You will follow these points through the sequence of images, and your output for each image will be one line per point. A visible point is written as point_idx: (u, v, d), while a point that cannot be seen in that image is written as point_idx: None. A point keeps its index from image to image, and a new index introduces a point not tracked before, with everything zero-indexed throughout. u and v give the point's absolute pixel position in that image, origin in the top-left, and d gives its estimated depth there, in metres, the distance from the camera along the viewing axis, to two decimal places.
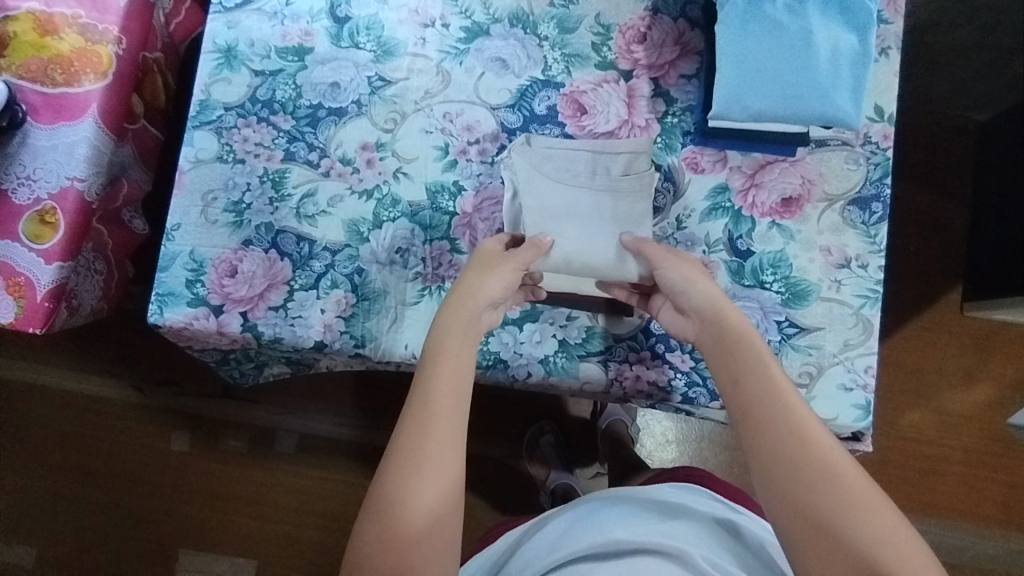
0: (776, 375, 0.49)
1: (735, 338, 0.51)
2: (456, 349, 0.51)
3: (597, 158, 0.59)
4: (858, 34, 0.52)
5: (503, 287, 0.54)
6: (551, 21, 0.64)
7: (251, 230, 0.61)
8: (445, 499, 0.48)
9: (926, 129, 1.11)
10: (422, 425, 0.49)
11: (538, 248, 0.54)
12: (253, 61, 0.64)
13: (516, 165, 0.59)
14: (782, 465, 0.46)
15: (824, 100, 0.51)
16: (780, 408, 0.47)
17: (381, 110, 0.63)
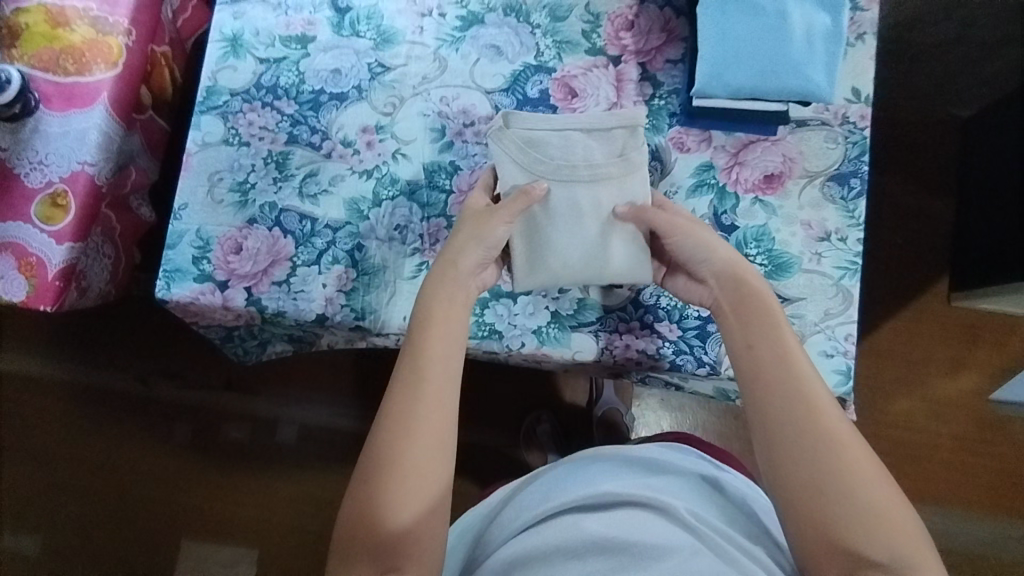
0: (791, 350, 0.50)
1: (753, 313, 0.52)
2: (445, 312, 0.54)
3: (591, 138, 0.56)
4: (831, 14, 0.52)
5: (498, 238, 0.55)
6: (543, 11, 0.66)
7: (256, 209, 0.65)
8: (432, 461, 0.50)
9: (907, 127, 1.18)
10: (412, 390, 0.51)
11: (529, 196, 0.55)
12: (257, 50, 0.67)
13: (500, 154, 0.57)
14: (793, 453, 0.47)
15: (800, 78, 0.51)
16: (792, 382, 0.49)
17: (381, 95, 0.66)
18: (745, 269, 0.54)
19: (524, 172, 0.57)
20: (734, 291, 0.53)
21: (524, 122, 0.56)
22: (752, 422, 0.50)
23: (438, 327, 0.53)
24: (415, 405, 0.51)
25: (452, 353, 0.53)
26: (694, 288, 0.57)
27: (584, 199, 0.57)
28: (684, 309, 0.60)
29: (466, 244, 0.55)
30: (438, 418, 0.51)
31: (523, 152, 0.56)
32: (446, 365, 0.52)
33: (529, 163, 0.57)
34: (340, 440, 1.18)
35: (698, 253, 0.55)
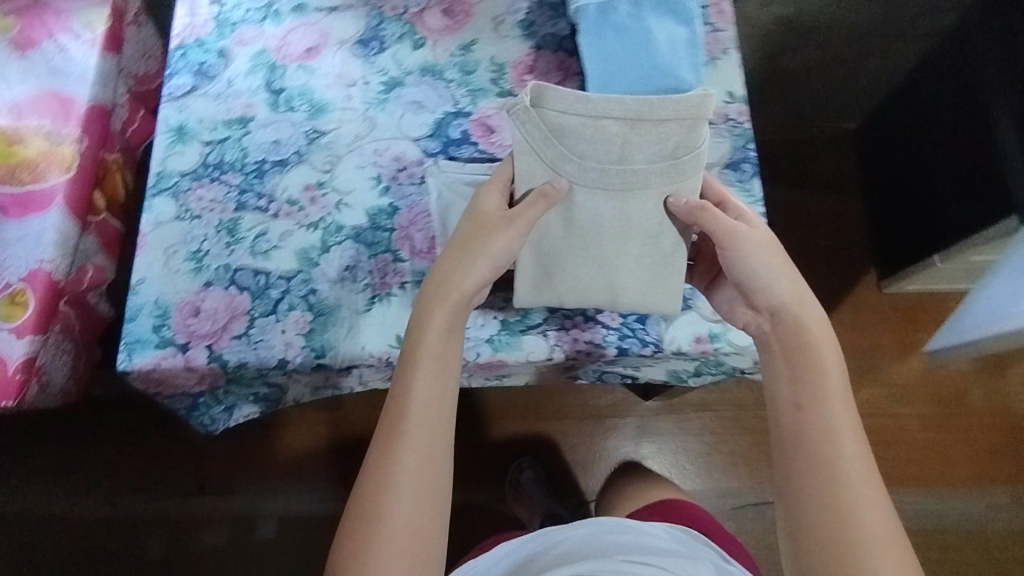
0: (836, 408, 0.54)
1: (808, 368, 0.55)
2: (437, 345, 0.57)
3: (632, 132, 0.56)
4: (686, 24, 0.61)
5: (504, 247, 0.58)
6: (455, 68, 0.76)
7: (211, 273, 0.68)
8: (420, 503, 0.53)
9: (804, 143, 1.32)
10: (396, 428, 0.54)
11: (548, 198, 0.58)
12: (202, 135, 0.74)
13: (528, 143, 0.58)
14: (822, 497, 0.52)
15: (671, 78, 0.59)
16: (832, 444, 0.53)
17: (319, 157, 0.72)
18: (809, 326, 0.56)
19: (552, 162, 0.58)
20: (791, 334, 0.56)
21: (560, 108, 0.56)
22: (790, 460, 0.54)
23: (427, 368, 0.56)
24: (401, 444, 0.54)
25: (444, 400, 0.56)
26: (744, 308, 0.60)
27: (605, 205, 0.59)
28: None
29: (469, 262, 0.58)
30: (429, 465, 0.54)
31: (553, 139, 0.57)
32: (437, 412, 0.55)
33: (557, 152, 0.58)
34: (325, 527, 1.14)
35: (758, 278, 0.57)
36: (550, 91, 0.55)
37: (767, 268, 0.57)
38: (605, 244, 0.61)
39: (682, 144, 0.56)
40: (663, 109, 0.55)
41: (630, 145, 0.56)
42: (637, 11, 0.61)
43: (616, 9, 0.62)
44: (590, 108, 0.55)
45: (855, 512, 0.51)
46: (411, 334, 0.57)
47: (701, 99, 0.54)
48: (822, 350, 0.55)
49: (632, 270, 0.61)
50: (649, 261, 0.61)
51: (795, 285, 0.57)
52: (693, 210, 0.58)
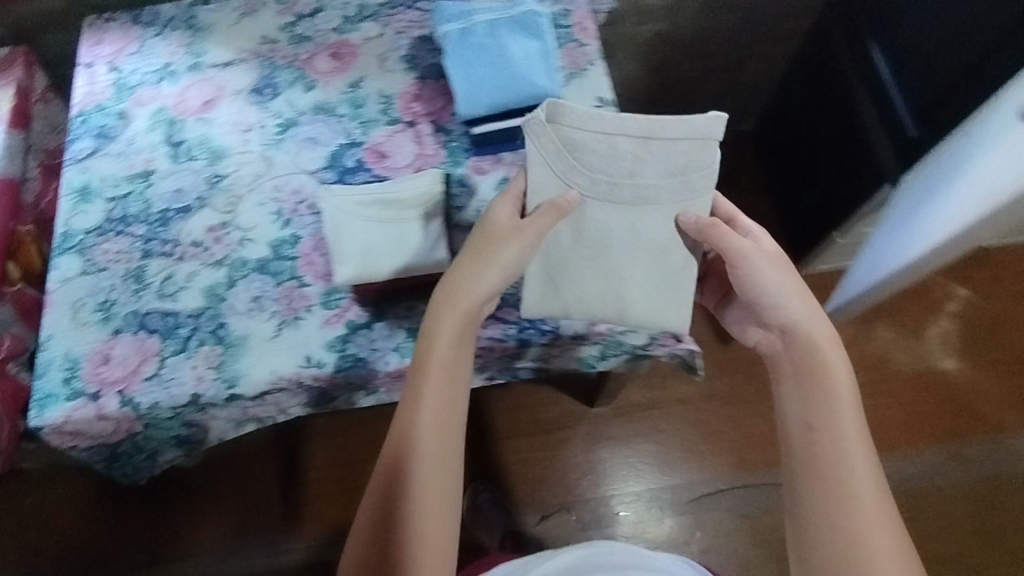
0: (846, 420, 0.58)
1: (820, 382, 0.60)
2: (446, 356, 0.61)
3: (643, 149, 0.62)
4: (539, 37, 0.67)
5: (507, 259, 0.62)
6: (346, 104, 0.80)
7: (119, 321, 0.70)
8: (434, 508, 0.58)
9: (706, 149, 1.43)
10: (406, 438, 0.59)
11: (556, 209, 0.63)
12: (105, 192, 0.77)
13: (542, 158, 0.63)
14: (836, 503, 0.56)
15: (529, 86, 0.66)
16: (842, 465, 0.57)
17: (221, 199, 0.75)
18: (821, 347, 0.61)
19: (565, 177, 0.64)
20: (805, 351, 0.61)
21: (572, 123, 0.62)
22: (804, 471, 0.58)
23: (438, 380, 0.60)
24: (411, 454, 0.59)
25: (455, 410, 0.61)
26: (759, 330, 0.67)
27: (615, 217, 0.64)
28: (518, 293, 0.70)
29: (477, 272, 0.62)
30: (440, 472, 0.59)
31: (565, 153, 0.63)
32: (449, 423, 0.60)
33: (569, 166, 0.63)
34: None
35: (770, 299, 0.63)
36: (563, 108, 0.61)
37: (780, 286, 0.63)
38: (615, 260, 0.65)
39: (690, 162, 0.62)
40: (674, 130, 0.61)
41: (641, 160, 0.62)
42: (493, 31, 0.68)
43: (474, 31, 0.68)
44: (603, 124, 0.61)
45: (864, 527, 0.54)
46: (422, 345, 0.62)
47: (709, 120, 0.61)
48: (835, 375, 0.60)
49: (640, 286, 0.66)
50: (657, 277, 0.66)
51: (805, 306, 0.62)
52: (702, 224, 0.63)
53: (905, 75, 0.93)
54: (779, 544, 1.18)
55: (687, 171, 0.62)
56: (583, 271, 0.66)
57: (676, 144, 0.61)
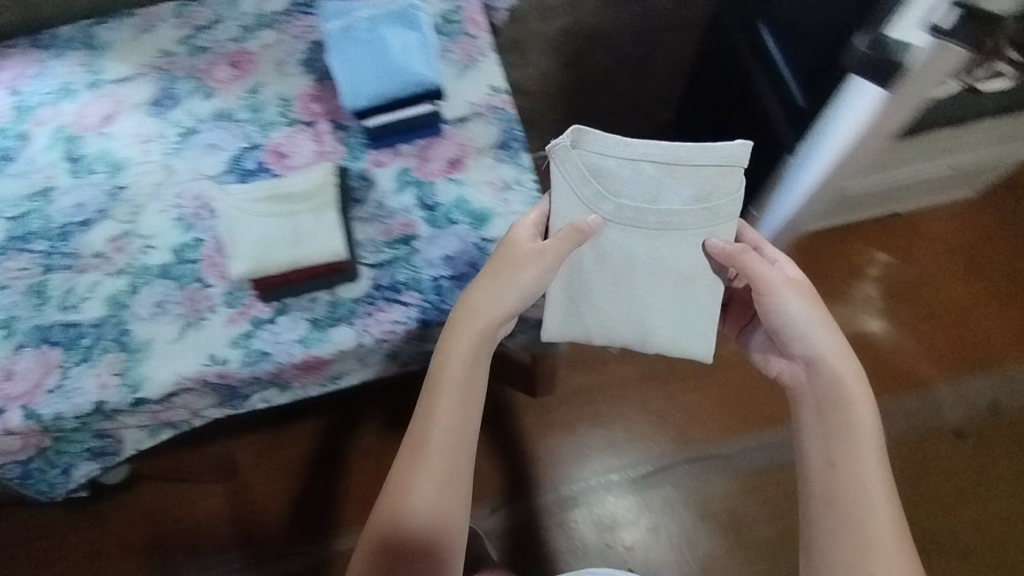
0: (863, 454, 0.65)
1: (840, 413, 0.67)
2: (461, 375, 0.67)
3: (670, 176, 0.70)
4: (416, 30, 0.71)
5: (524, 283, 0.68)
6: (245, 109, 0.82)
7: (21, 336, 0.70)
8: (440, 520, 0.63)
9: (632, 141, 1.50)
10: (418, 454, 0.65)
11: (576, 233, 0.70)
12: (5, 212, 0.77)
13: (568, 181, 0.71)
14: (845, 524, 0.63)
15: (410, 76, 0.68)
16: (864, 499, 0.63)
17: (123, 209, 0.76)
18: (844, 381, 0.68)
19: (591, 203, 0.71)
20: (829, 384, 0.68)
21: (598, 152, 0.70)
22: (818, 495, 0.66)
23: (454, 397, 0.66)
24: (420, 470, 0.64)
25: (466, 427, 0.67)
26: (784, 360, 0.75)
27: (637, 241, 0.73)
28: (418, 276, 0.72)
29: (497, 294, 0.68)
30: (451, 488, 0.64)
31: (592, 179, 0.70)
32: (460, 439, 0.66)
33: (596, 193, 0.71)
34: None
35: (795, 330, 0.71)
36: (591, 138, 0.69)
37: (801, 314, 0.71)
38: (636, 287, 0.75)
39: (709, 189, 0.70)
40: (699, 158, 0.70)
41: (664, 187, 0.70)
42: (372, 25, 0.70)
43: (354, 27, 0.71)
44: (631, 153, 0.69)
45: (870, 546, 0.61)
46: (437, 363, 0.67)
47: (735, 150, 0.69)
48: (856, 409, 0.67)
49: (656, 311, 0.76)
50: (674, 305, 0.75)
51: (831, 341, 0.70)
52: (728, 250, 0.71)
53: (791, 50, 0.98)
54: (720, 514, 1.21)
55: (709, 198, 0.71)
56: (607, 297, 0.76)
57: (703, 171, 0.70)
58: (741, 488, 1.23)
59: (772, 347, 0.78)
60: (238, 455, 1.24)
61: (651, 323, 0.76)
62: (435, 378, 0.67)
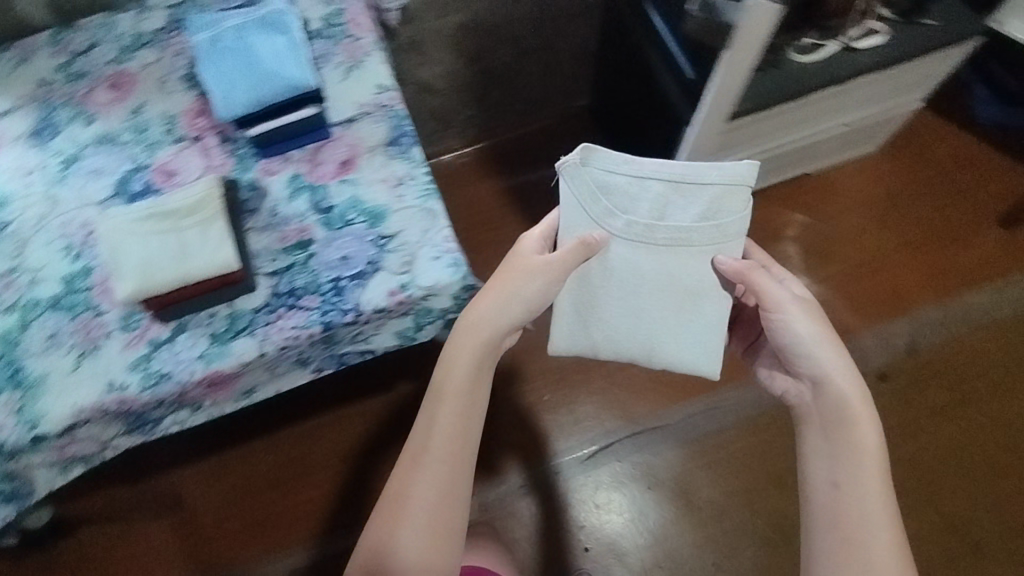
0: (866, 477, 0.68)
1: (844, 435, 0.71)
2: (464, 384, 0.72)
3: (675, 193, 0.80)
4: (283, 34, 0.74)
5: (526, 298, 0.75)
6: (129, 130, 0.80)
7: None
8: (436, 527, 0.67)
9: (553, 130, 1.55)
10: (417, 460, 0.70)
11: (582, 249, 0.78)
12: None
13: (578, 197, 0.81)
14: (847, 544, 0.65)
15: (279, 80, 0.72)
16: (866, 529, 0.65)
17: (7, 245, 0.74)
18: (847, 402, 0.72)
19: (602, 218, 0.81)
20: (835, 407, 0.72)
21: (606, 168, 0.80)
22: (820, 518, 0.68)
23: (454, 405, 0.71)
24: (419, 476, 0.69)
25: (466, 439, 0.71)
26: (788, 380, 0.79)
27: (641, 255, 0.81)
28: (318, 280, 0.71)
29: (502, 306, 0.74)
30: (447, 498, 0.69)
31: (600, 196, 0.80)
32: (458, 451, 0.70)
33: (604, 209, 0.81)
34: None
35: (800, 348, 0.75)
36: (598, 156, 0.80)
37: (807, 335, 0.75)
38: (641, 302, 0.83)
39: (712, 206, 0.80)
40: (702, 176, 0.80)
41: (670, 204, 0.80)
42: (240, 35, 0.74)
43: (223, 38, 0.74)
44: (638, 171, 0.80)
45: (871, 564, 0.63)
46: (442, 373, 0.73)
47: (736, 171, 0.80)
48: (862, 431, 0.70)
49: (659, 324, 0.84)
50: (676, 320, 0.83)
51: (840, 364, 0.74)
52: (735, 268, 0.79)
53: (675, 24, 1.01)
54: (670, 483, 1.24)
55: (714, 215, 0.80)
56: (615, 313, 0.84)
57: (706, 189, 0.80)
58: (687, 454, 1.26)
59: (781, 369, 0.82)
60: (181, 487, 1.21)
61: (652, 337, 0.84)
62: (437, 389, 0.73)
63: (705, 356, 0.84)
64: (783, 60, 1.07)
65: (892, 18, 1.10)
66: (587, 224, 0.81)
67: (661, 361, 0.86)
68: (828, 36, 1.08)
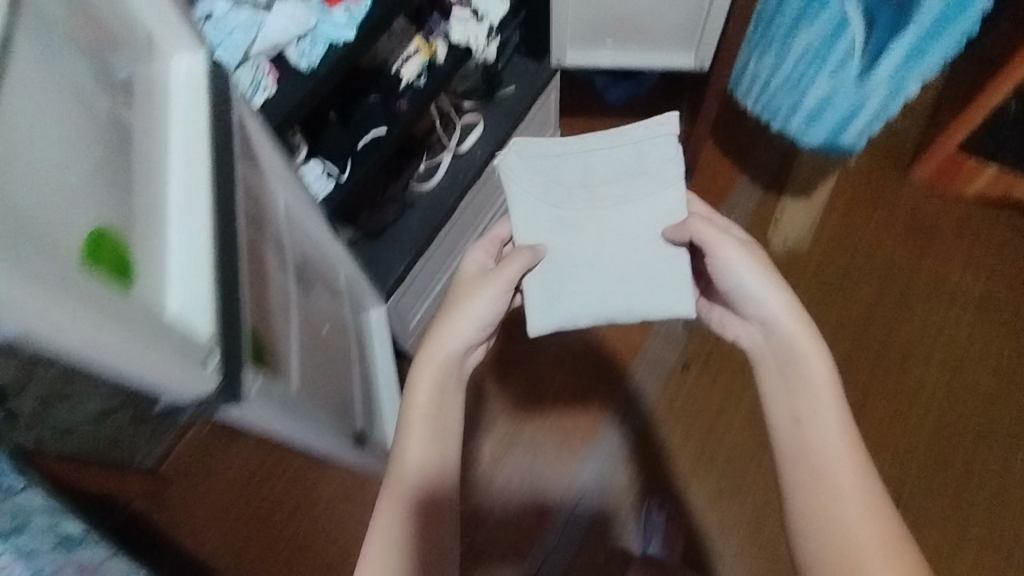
0: (823, 410, 0.64)
1: (794, 368, 0.67)
2: (437, 366, 0.71)
3: (608, 154, 0.82)
4: None
5: (477, 311, 0.73)
6: None
7: None
8: (434, 471, 0.66)
9: None
10: (416, 402, 0.69)
11: (525, 259, 0.76)
12: None
13: (526, 185, 0.82)
14: (814, 474, 0.61)
15: None
16: (829, 459, 0.61)
17: None
18: (793, 344, 0.68)
19: (559, 200, 0.81)
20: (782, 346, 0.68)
21: (535, 148, 0.84)
22: (782, 447, 0.64)
23: (437, 377, 0.71)
24: (419, 424, 0.68)
25: (445, 445, 0.68)
26: (744, 328, 0.75)
27: (586, 226, 0.80)
28: None
29: (462, 304, 0.74)
30: (442, 446, 0.68)
31: (536, 176, 0.82)
32: (434, 460, 0.67)
33: (544, 188, 0.82)
34: None
35: (747, 287, 0.72)
36: (525, 142, 0.84)
37: (748, 276, 0.72)
38: (598, 253, 0.80)
39: (648, 159, 0.81)
40: (629, 135, 0.82)
41: (611, 168, 0.82)
42: None
43: None
44: (568, 147, 0.83)
45: (839, 492, 0.60)
46: (434, 334, 0.73)
47: (652, 127, 0.82)
48: (813, 368, 0.66)
49: (621, 270, 0.79)
50: (636, 265, 0.79)
51: (783, 301, 0.70)
52: (682, 225, 0.76)
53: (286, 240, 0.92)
54: None
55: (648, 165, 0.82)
56: (584, 276, 0.79)
57: (635, 145, 0.82)
58: None
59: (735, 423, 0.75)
60: None
61: (618, 290, 0.79)
62: (415, 407, 0.69)
63: (671, 283, 0.78)
64: (411, 194, 1.08)
65: (476, 105, 1.15)
66: (541, 209, 0.81)
67: (634, 313, 0.79)
68: (437, 152, 1.11)
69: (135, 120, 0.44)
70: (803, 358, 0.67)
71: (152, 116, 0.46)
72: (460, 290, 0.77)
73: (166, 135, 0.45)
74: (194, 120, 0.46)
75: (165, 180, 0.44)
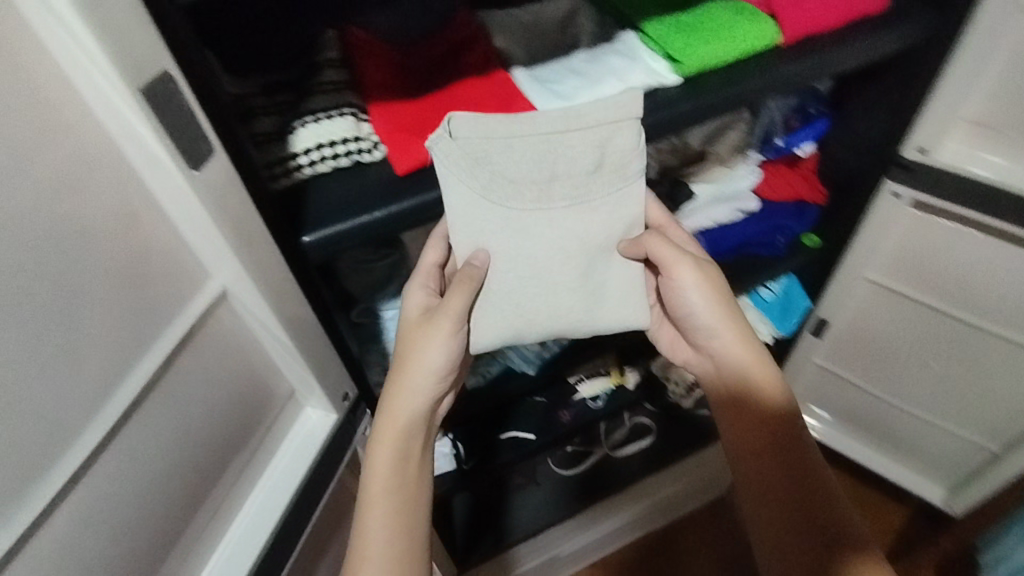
0: (759, 371, 0.46)
1: (727, 355, 0.48)
2: (393, 425, 0.44)
3: (562, 142, 0.41)
4: None
5: (436, 363, 0.44)
6: None
7: None
8: (399, 547, 0.41)
9: None
10: (370, 468, 0.43)
11: (472, 277, 0.43)
12: None
13: (450, 199, 0.40)
14: (772, 452, 0.44)
15: None
16: (792, 443, 0.44)
17: None
18: (731, 345, 0.47)
19: (501, 192, 0.42)
20: (735, 373, 0.47)
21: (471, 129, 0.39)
22: (725, 427, 0.48)
23: (395, 441, 0.44)
24: (374, 486, 0.42)
25: (417, 543, 0.42)
26: (683, 346, 0.53)
27: (530, 249, 0.43)
28: None
29: (422, 342, 0.44)
30: (405, 507, 0.43)
31: (463, 176, 0.40)
32: (410, 527, 0.42)
33: (465, 200, 0.41)
34: None
35: (701, 320, 0.47)
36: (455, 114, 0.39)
37: (700, 309, 0.47)
38: (552, 260, 0.44)
39: (619, 159, 0.42)
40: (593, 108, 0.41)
41: (569, 167, 0.42)
42: None
43: None
44: (505, 130, 0.40)
45: (809, 465, 0.43)
46: (399, 372, 0.44)
47: (627, 97, 0.41)
48: (750, 349, 0.47)
49: (579, 282, 0.45)
50: (597, 276, 0.46)
51: (727, 316, 0.47)
52: (639, 241, 0.46)
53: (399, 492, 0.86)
54: None
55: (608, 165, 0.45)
56: (548, 305, 0.45)
57: (596, 126, 0.41)
58: None
59: None
60: None
61: (574, 306, 0.46)
62: (384, 479, 0.43)
63: (630, 297, 0.47)
64: (541, 472, 0.91)
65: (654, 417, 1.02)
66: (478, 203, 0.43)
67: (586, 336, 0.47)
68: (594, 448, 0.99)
69: (220, 487, 0.38)
70: (738, 347, 0.47)
71: (239, 481, 0.39)
72: (405, 339, 0.45)
73: (240, 505, 0.39)
74: (276, 499, 0.39)
75: (211, 548, 0.38)
